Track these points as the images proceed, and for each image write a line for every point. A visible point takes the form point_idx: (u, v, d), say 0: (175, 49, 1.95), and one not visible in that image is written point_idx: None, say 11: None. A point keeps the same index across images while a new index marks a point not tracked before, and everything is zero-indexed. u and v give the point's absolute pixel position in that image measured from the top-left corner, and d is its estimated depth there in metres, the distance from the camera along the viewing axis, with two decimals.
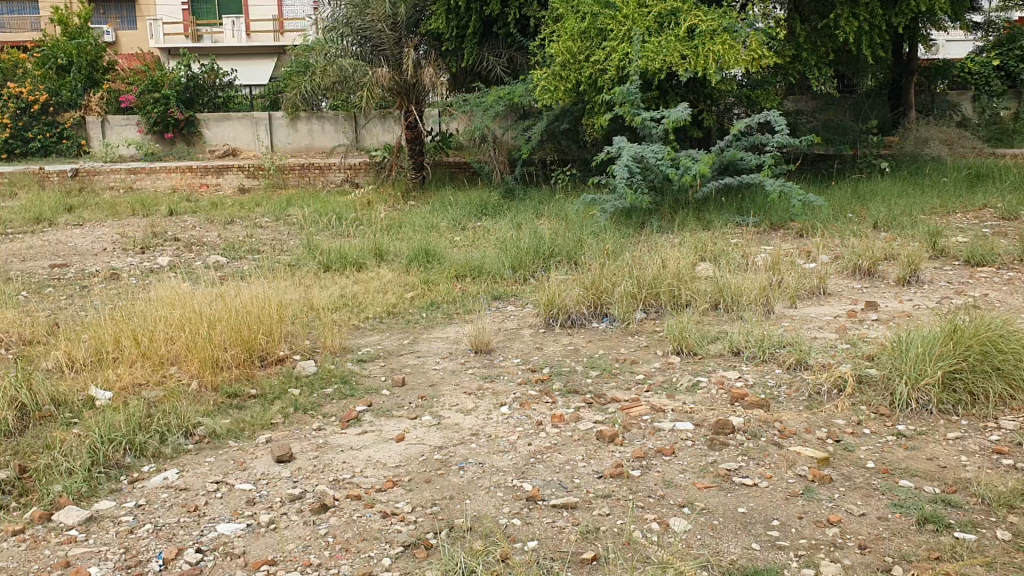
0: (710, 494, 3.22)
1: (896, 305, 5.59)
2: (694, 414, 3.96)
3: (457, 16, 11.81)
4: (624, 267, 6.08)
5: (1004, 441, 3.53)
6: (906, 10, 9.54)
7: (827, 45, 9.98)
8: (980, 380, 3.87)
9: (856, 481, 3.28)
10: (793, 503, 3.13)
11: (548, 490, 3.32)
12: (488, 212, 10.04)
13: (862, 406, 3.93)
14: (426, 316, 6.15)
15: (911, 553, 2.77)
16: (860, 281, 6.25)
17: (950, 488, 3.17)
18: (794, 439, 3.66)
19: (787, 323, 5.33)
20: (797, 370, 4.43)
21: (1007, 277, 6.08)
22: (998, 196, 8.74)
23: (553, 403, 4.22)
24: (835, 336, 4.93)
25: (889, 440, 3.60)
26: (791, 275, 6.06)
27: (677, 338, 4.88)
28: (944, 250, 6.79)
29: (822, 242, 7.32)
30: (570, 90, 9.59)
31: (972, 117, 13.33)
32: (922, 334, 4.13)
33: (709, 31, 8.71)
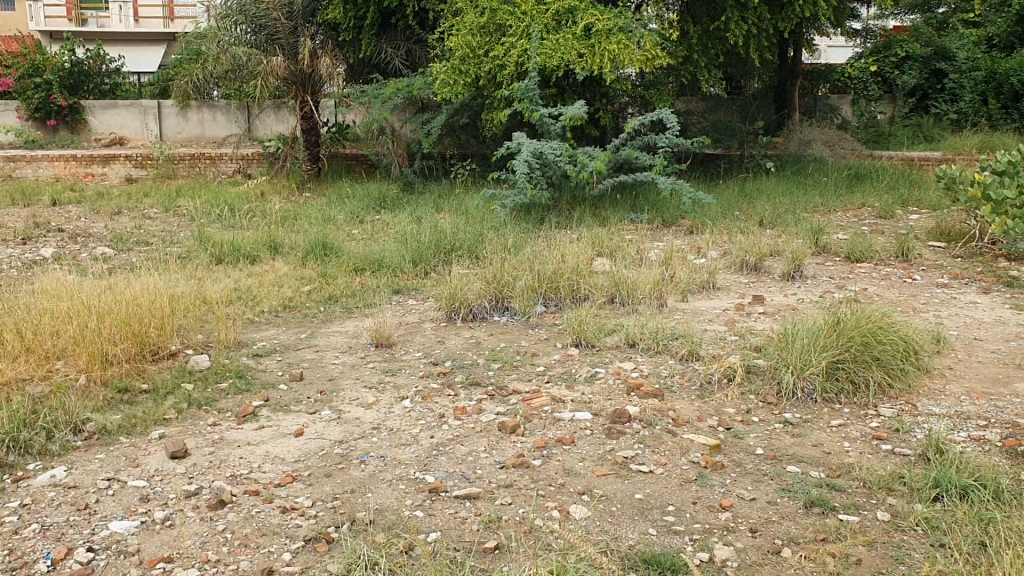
0: (608, 481, 3.30)
1: (782, 299, 5.81)
2: (593, 404, 4.04)
3: (355, 7, 11.65)
4: (525, 261, 6.13)
5: (883, 427, 3.72)
6: (792, 16, 9.85)
7: (717, 47, 10.27)
8: (861, 369, 4.06)
9: (747, 466, 3.41)
10: (687, 489, 3.24)
11: (450, 481, 3.34)
12: (387, 205, 9.98)
13: (751, 395, 4.09)
14: (324, 310, 6.08)
15: (799, 535, 2.90)
16: (748, 276, 6.47)
17: (835, 473, 3.32)
18: (687, 427, 3.78)
19: (679, 315, 5.49)
20: (689, 360, 4.58)
21: (883, 272, 6.38)
22: (876, 196, 9.15)
23: (454, 396, 4.24)
24: (724, 329, 5.09)
25: (777, 428, 3.75)
26: (683, 270, 6.24)
27: (576, 330, 4.96)
28: (826, 247, 7.07)
29: (713, 239, 7.53)
30: (469, 85, 9.54)
31: (851, 120, 13.94)
32: (807, 325, 4.31)
33: (605, 30, 8.85)
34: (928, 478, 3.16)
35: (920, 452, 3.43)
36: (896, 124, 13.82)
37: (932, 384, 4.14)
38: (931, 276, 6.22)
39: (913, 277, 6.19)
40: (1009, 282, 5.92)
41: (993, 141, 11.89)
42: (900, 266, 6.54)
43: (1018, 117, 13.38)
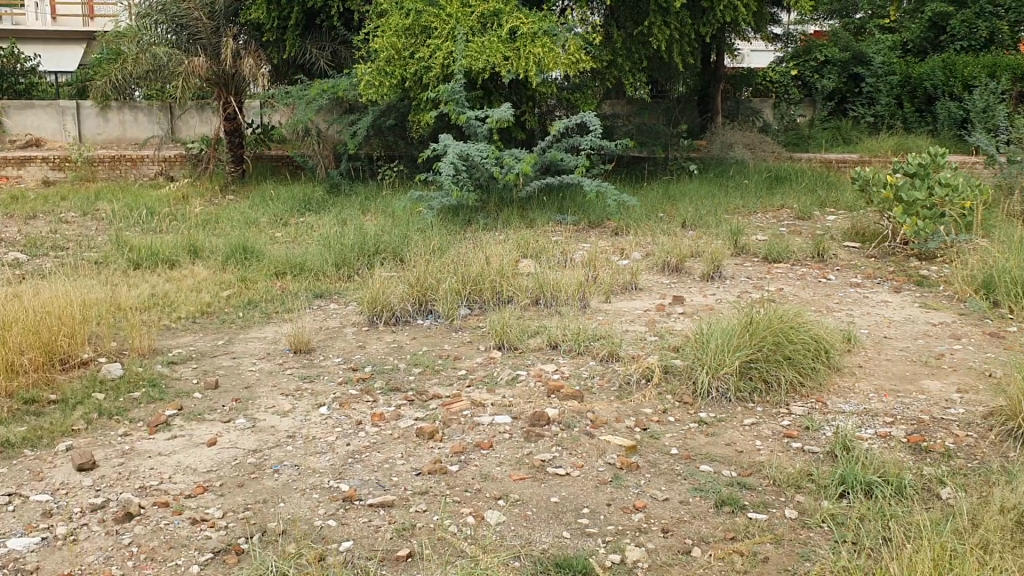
0: (525, 485, 3.29)
1: (701, 299, 5.90)
2: (513, 407, 4.04)
3: (279, 7, 11.41)
4: (448, 264, 6.11)
5: (794, 425, 3.79)
6: (713, 21, 9.99)
7: (640, 51, 10.35)
8: (773, 368, 4.13)
9: (661, 467, 3.44)
10: (602, 490, 3.25)
11: (365, 490, 3.30)
12: (312, 207, 9.86)
13: (668, 395, 4.13)
14: (242, 315, 5.98)
15: (710, 534, 2.94)
16: (670, 276, 6.55)
17: (745, 472, 3.37)
18: (604, 428, 3.80)
19: (602, 316, 5.53)
20: (609, 361, 4.61)
21: (799, 272, 6.52)
22: (794, 197, 9.35)
23: (373, 402, 4.20)
24: (644, 329, 5.14)
25: (692, 427, 3.80)
26: (606, 271, 6.29)
27: (498, 333, 4.95)
28: (744, 247, 7.18)
29: (636, 240, 7.59)
30: (395, 86, 9.42)
31: (772, 123, 14.23)
32: (721, 325, 4.38)
33: (530, 33, 8.88)
34: (835, 475, 3.23)
35: (828, 450, 3.50)
36: (816, 127, 14.13)
37: (842, 382, 4.23)
38: (845, 275, 6.37)
39: (828, 276, 6.34)
40: (919, 281, 6.08)
41: (907, 143, 12.25)
42: (815, 266, 6.69)
43: (930, 121, 13.65)
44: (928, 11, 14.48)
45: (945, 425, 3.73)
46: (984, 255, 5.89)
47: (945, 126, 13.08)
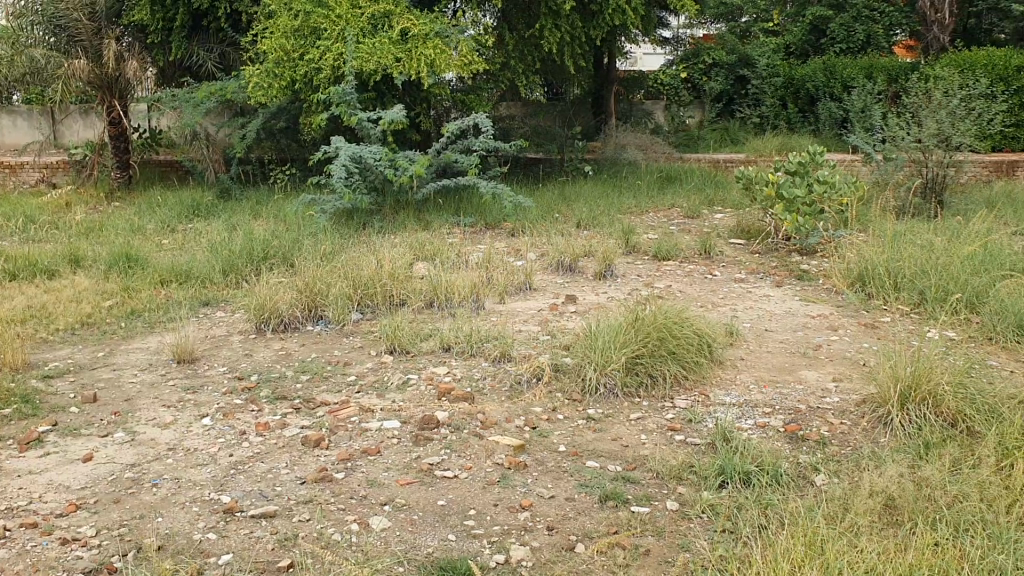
0: (412, 490, 3.27)
1: (593, 297, 5.96)
2: (403, 412, 4.00)
3: (163, 8, 11.05)
4: (339, 268, 6.03)
5: (678, 418, 3.87)
6: (603, 24, 10.08)
7: (533, 54, 10.36)
8: (659, 363, 4.21)
9: (548, 464, 3.46)
10: (490, 492, 3.25)
11: (246, 500, 3.22)
12: (200, 212, 9.60)
13: (558, 393, 4.16)
14: (124, 326, 5.77)
15: (593, 530, 2.98)
16: (563, 276, 6.59)
17: (630, 465, 3.42)
18: (494, 428, 3.80)
19: (496, 317, 5.52)
20: (501, 362, 4.61)
21: (687, 269, 6.67)
22: (684, 196, 9.55)
23: (258, 411, 4.10)
24: (537, 329, 5.16)
25: (580, 424, 3.84)
26: (500, 272, 6.28)
27: (389, 337, 4.89)
28: (636, 246, 7.29)
29: (531, 241, 7.62)
30: (285, 88, 9.20)
31: (664, 124, 14.53)
32: (609, 323, 4.44)
33: (421, 36, 8.84)
34: (715, 465, 3.31)
35: (709, 441, 3.59)
36: (705, 128, 14.49)
37: (725, 374, 4.34)
38: (730, 271, 6.55)
39: (715, 273, 6.49)
40: (799, 276, 6.28)
41: (790, 143, 12.66)
42: (703, 263, 6.85)
43: (813, 121, 14.12)
44: (809, 15, 15.09)
45: (821, 414, 3.86)
46: (859, 248, 6.11)
47: (827, 126, 13.50)
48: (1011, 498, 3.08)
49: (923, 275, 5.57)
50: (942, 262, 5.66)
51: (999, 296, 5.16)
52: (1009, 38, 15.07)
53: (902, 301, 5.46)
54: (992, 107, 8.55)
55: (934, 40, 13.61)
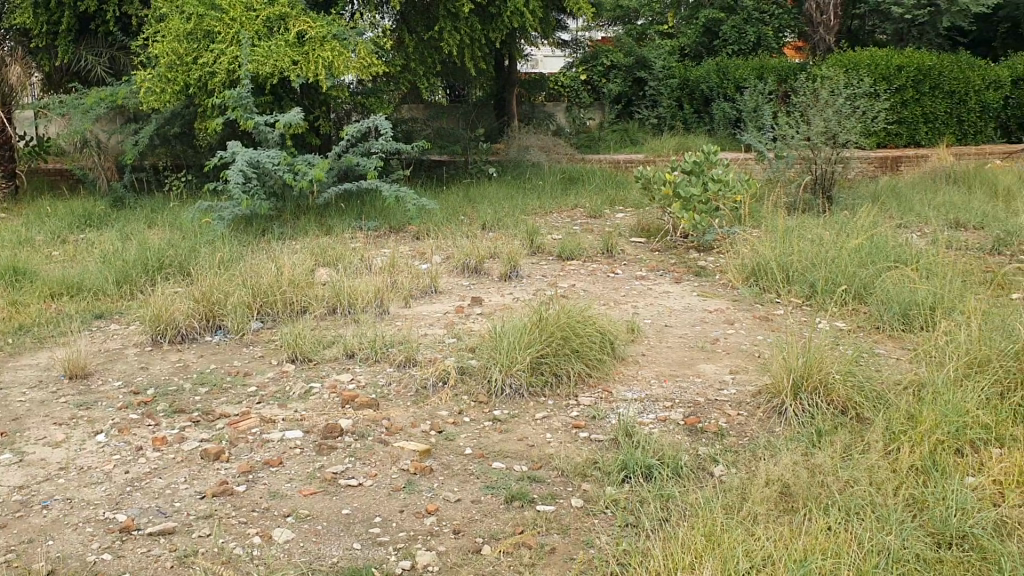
0: (315, 500, 3.22)
1: (498, 299, 5.97)
2: (305, 421, 3.94)
3: (47, 11, 10.61)
4: (238, 276, 5.90)
5: (582, 416, 3.91)
6: (502, 26, 10.13)
7: (433, 56, 10.32)
8: (562, 361, 4.25)
9: (454, 468, 3.45)
10: (395, 498, 3.23)
11: (143, 518, 3.12)
12: (92, 221, 9.26)
13: (464, 395, 4.16)
14: (11, 342, 5.53)
15: (499, 531, 2.99)
16: (469, 278, 6.59)
17: (536, 465, 3.45)
18: (399, 434, 3.78)
19: (400, 321, 5.48)
20: (406, 366, 4.57)
21: (591, 268, 6.75)
22: (587, 197, 9.66)
23: (154, 426, 3.98)
24: (443, 332, 5.13)
25: (486, 425, 3.85)
26: (404, 276, 6.24)
27: (290, 345, 4.80)
28: (540, 246, 7.33)
29: (436, 244, 7.59)
30: (179, 92, 8.95)
31: (566, 126, 14.66)
32: (514, 323, 4.45)
33: (318, 38, 8.71)
34: (617, 461, 3.37)
35: (612, 437, 3.64)
36: (605, 129, 14.67)
37: (628, 370, 4.41)
38: (632, 269, 6.66)
39: (617, 271, 6.58)
40: (697, 272, 6.42)
41: (687, 143, 12.93)
42: (605, 262, 6.93)
43: (708, 121, 14.46)
44: (702, 17, 15.44)
45: (719, 405, 3.96)
46: (754, 244, 6.28)
47: (721, 126, 13.83)
48: (898, 481, 3.21)
49: (813, 268, 5.76)
50: (832, 254, 5.86)
51: (883, 286, 5.37)
52: (890, 39, 15.69)
53: (795, 293, 5.64)
54: (875, 105, 8.88)
55: (821, 41, 14.06)
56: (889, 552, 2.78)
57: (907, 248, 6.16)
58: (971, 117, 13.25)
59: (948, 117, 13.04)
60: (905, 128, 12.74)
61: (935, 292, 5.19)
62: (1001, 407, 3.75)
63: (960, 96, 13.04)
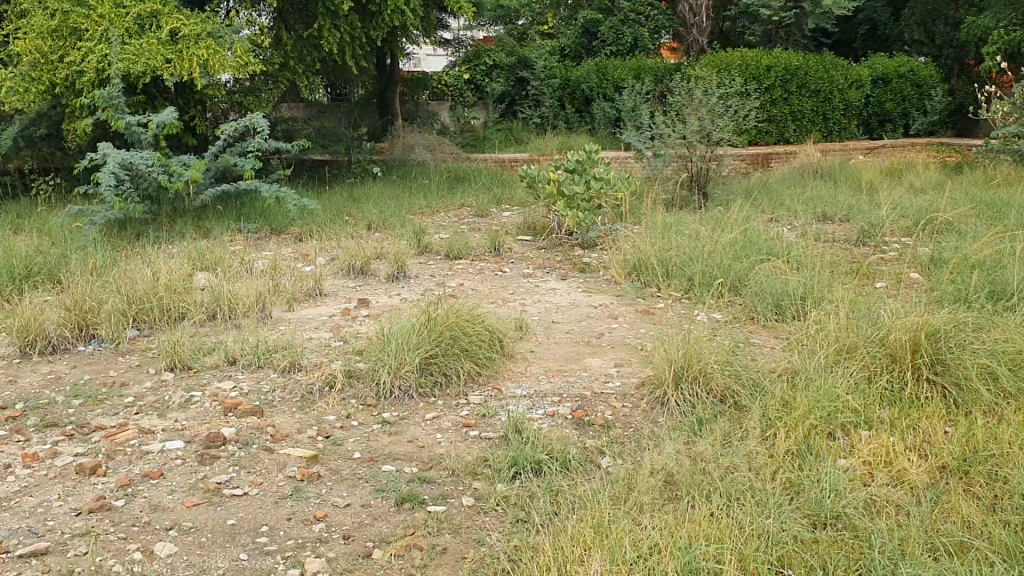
0: (198, 511, 3.13)
1: (385, 300, 5.93)
2: (187, 431, 3.82)
3: None
4: (112, 283, 5.68)
5: (472, 415, 3.92)
6: (382, 24, 10.04)
7: (312, 54, 10.15)
8: (451, 361, 4.25)
9: (343, 473, 3.41)
10: (282, 506, 3.17)
11: (14, 539, 2.97)
12: None
13: (352, 399, 4.11)
14: None
15: (390, 534, 2.97)
16: (354, 279, 6.52)
17: (426, 466, 3.44)
18: (286, 441, 3.71)
19: (285, 326, 5.38)
20: (291, 372, 4.49)
21: (478, 267, 6.77)
22: (473, 195, 9.68)
23: (24, 442, 3.79)
24: (329, 335, 5.06)
25: (374, 429, 3.81)
26: (288, 279, 6.12)
27: (169, 353, 4.64)
28: (427, 246, 7.31)
29: (321, 245, 7.48)
30: (44, 92, 8.54)
31: (450, 125, 14.65)
32: (401, 324, 4.43)
33: (192, 36, 8.45)
34: (507, 457, 3.39)
35: (502, 434, 3.67)
36: (489, 128, 14.72)
37: (516, 367, 4.44)
38: (518, 267, 6.70)
39: (504, 270, 6.62)
40: (583, 269, 6.52)
41: (570, 142, 13.12)
42: (492, 261, 6.96)
43: (589, 120, 14.69)
44: (581, 18, 15.70)
45: (605, 398, 4.03)
46: (637, 240, 6.42)
47: (602, 125, 14.08)
48: (775, 466, 3.33)
49: (692, 262, 5.93)
50: (709, 249, 6.04)
51: (758, 277, 5.57)
52: (759, 40, 16.28)
53: (676, 287, 5.79)
54: (747, 104, 9.20)
55: (694, 42, 14.46)
56: (768, 535, 2.88)
57: (780, 241, 6.41)
58: (837, 115, 13.87)
59: (814, 115, 13.61)
60: (775, 126, 13.26)
61: (806, 282, 5.41)
62: (869, 390, 3.94)
63: (825, 94, 13.62)
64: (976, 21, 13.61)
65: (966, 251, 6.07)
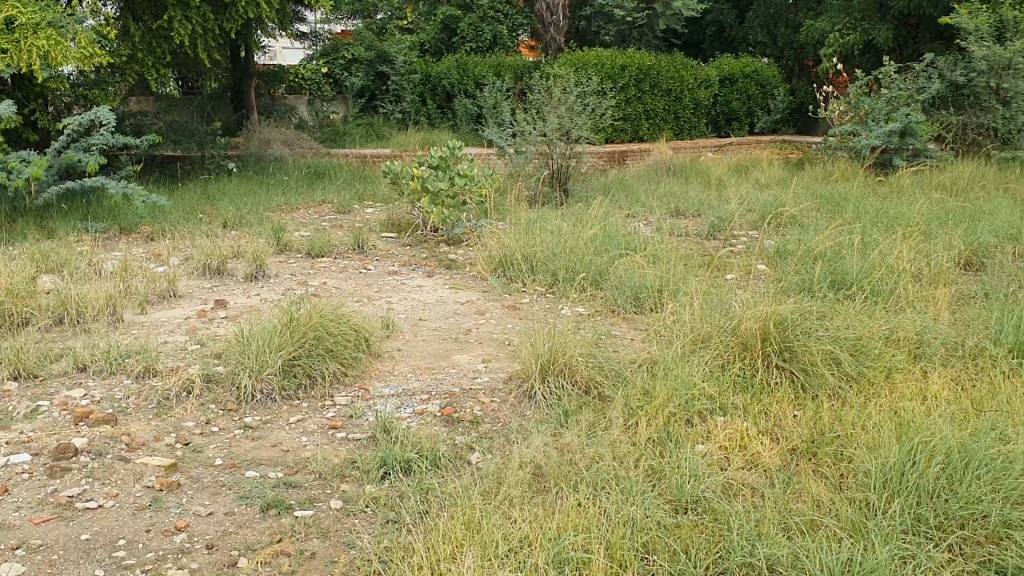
0: (49, 528, 2.96)
1: (244, 301, 5.76)
2: (33, 443, 3.61)
3: None
4: None
5: (339, 416, 3.86)
6: (236, 16, 9.75)
7: (162, 46, 9.77)
8: (315, 362, 4.17)
9: (204, 481, 3.30)
10: (140, 517, 3.04)
11: None
12: None
13: (211, 404, 3.98)
14: None
15: (256, 541, 2.89)
16: (211, 280, 6.30)
17: (291, 470, 3.37)
18: (142, 450, 3.55)
19: (138, 329, 5.15)
20: (146, 377, 4.30)
21: (341, 265, 6.66)
22: (333, 192, 9.52)
23: None
24: (185, 339, 4.87)
25: (236, 434, 3.70)
26: (140, 281, 5.86)
27: (11, 362, 4.37)
28: (287, 245, 7.14)
29: (174, 245, 7.19)
30: None
31: (308, 120, 14.34)
32: (262, 325, 4.31)
33: (30, 26, 7.87)
34: (376, 458, 3.36)
35: (370, 434, 3.63)
36: (349, 123, 14.49)
37: (382, 366, 4.40)
38: (382, 265, 6.64)
39: (368, 267, 6.54)
40: (448, 265, 6.51)
41: (432, 138, 13.08)
42: (355, 258, 6.87)
43: (450, 116, 14.68)
44: (440, 14, 15.69)
45: (474, 395, 4.05)
46: (500, 236, 6.46)
47: (463, 121, 14.12)
48: (638, 454, 3.43)
49: (554, 258, 6.02)
50: (571, 245, 6.15)
51: (617, 271, 5.71)
52: (614, 40, 16.67)
53: (539, 282, 5.87)
54: (604, 102, 9.40)
55: (552, 41, 14.68)
56: (633, 522, 2.96)
57: (638, 236, 6.58)
58: (688, 114, 14.36)
59: (666, 113, 14.04)
60: (630, 124, 13.62)
61: (662, 276, 5.59)
62: (724, 377, 4.11)
63: (676, 94, 14.07)
64: (814, 24, 14.33)
65: (809, 244, 6.40)
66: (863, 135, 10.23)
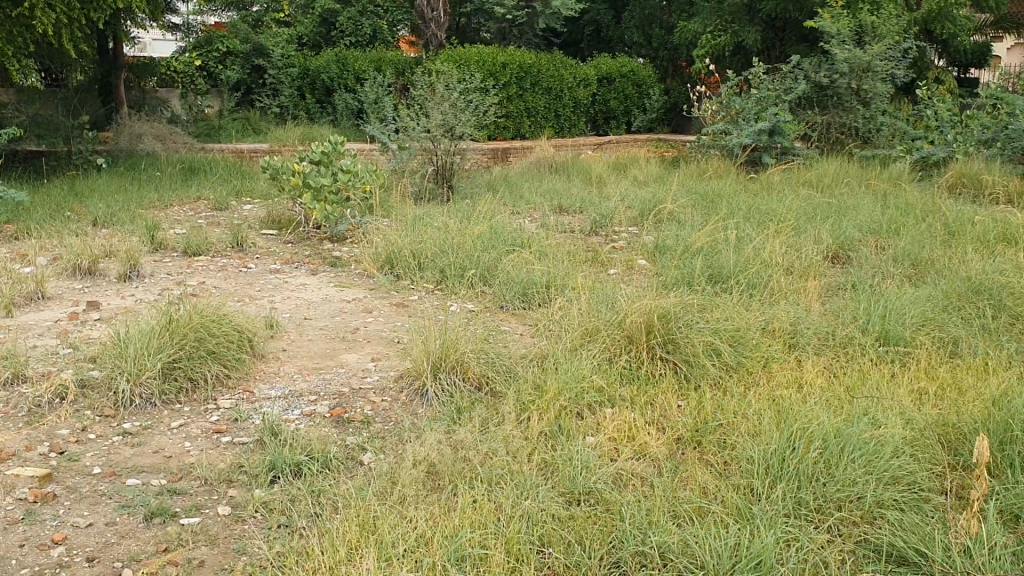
0: None
1: (118, 302, 5.53)
2: None
3: None
4: None
5: (223, 420, 3.76)
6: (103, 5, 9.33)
7: (24, 35, 9.26)
8: (197, 365, 4.04)
9: (81, 491, 3.15)
10: (13, 532, 2.88)
11: None
12: None
13: (86, 410, 3.80)
14: None
15: (140, 551, 2.78)
16: (81, 280, 6.03)
17: (175, 477, 3.25)
18: (12, 461, 3.37)
19: (3, 333, 4.87)
20: (14, 385, 4.07)
21: (220, 264, 6.48)
22: (209, 188, 9.24)
23: None
24: (55, 342, 4.63)
25: (115, 441, 3.55)
26: (3, 282, 5.54)
27: None
28: (162, 243, 6.89)
29: (40, 244, 6.83)
30: None
31: (180, 113, 13.85)
32: (140, 327, 4.15)
33: None
34: (264, 462, 3.28)
35: (257, 438, 3.54)
36: (224, 117, 14.07)
37: (267, 367, 4.30)
38: (264, 263, 6.49)
39: (249, 266, 6.38)
40: (332, 263, 6.41)
41: (312, 133, 12.84)
42: (235, 256, 6.69)
43: (331, 111, 14.45)
44: (318, 7, 15.43)
45: (364, 394, 4.00)
46: (385, 233, 6.41)
47: (344, 116, 13.95)
48: (530, 448, 3.46)
49: (441, 255, 6.00)
50: (457, 242, 6.15)
51: (504, 268, 5.73)
52: (493, 37, 16.76)
53: (427, 279, 5.84)
54: (486, 98, 9.42)
55: (433, 37, 14.64)
56: (528, 516, 2.98)
57: (523, 232, 6.63)
58: (568, 111, 14.56)
59: (546, 111, 14.19)
60: (512, 121, 13.70)
61: (548, 272, 5.65)
62: (611, 370, 4.19)
63: (556, 92, 14.24)
64: (688, 26, 14.74)
65: (686, 240, 6.57)
66: (735, 134, 10.58)
